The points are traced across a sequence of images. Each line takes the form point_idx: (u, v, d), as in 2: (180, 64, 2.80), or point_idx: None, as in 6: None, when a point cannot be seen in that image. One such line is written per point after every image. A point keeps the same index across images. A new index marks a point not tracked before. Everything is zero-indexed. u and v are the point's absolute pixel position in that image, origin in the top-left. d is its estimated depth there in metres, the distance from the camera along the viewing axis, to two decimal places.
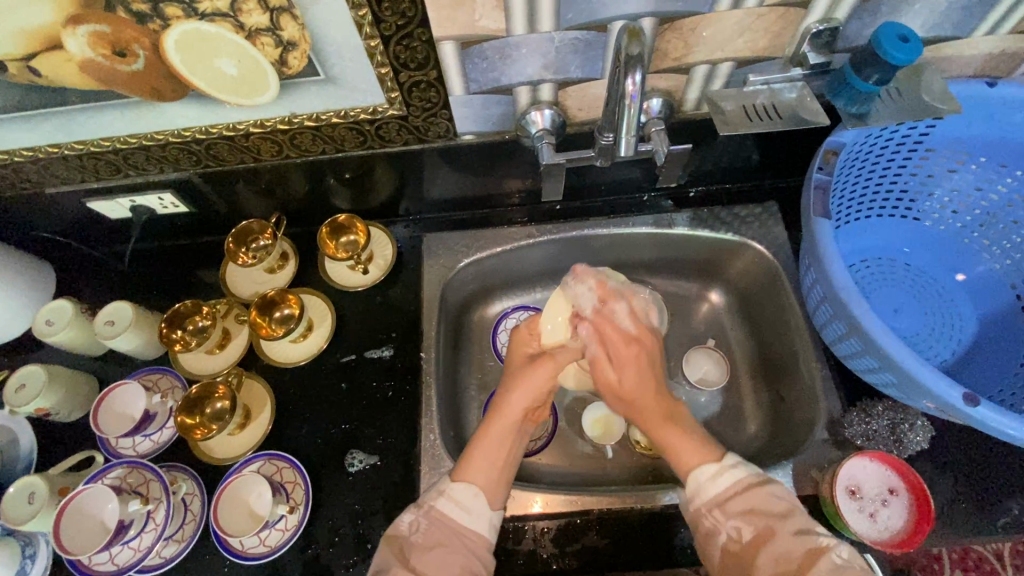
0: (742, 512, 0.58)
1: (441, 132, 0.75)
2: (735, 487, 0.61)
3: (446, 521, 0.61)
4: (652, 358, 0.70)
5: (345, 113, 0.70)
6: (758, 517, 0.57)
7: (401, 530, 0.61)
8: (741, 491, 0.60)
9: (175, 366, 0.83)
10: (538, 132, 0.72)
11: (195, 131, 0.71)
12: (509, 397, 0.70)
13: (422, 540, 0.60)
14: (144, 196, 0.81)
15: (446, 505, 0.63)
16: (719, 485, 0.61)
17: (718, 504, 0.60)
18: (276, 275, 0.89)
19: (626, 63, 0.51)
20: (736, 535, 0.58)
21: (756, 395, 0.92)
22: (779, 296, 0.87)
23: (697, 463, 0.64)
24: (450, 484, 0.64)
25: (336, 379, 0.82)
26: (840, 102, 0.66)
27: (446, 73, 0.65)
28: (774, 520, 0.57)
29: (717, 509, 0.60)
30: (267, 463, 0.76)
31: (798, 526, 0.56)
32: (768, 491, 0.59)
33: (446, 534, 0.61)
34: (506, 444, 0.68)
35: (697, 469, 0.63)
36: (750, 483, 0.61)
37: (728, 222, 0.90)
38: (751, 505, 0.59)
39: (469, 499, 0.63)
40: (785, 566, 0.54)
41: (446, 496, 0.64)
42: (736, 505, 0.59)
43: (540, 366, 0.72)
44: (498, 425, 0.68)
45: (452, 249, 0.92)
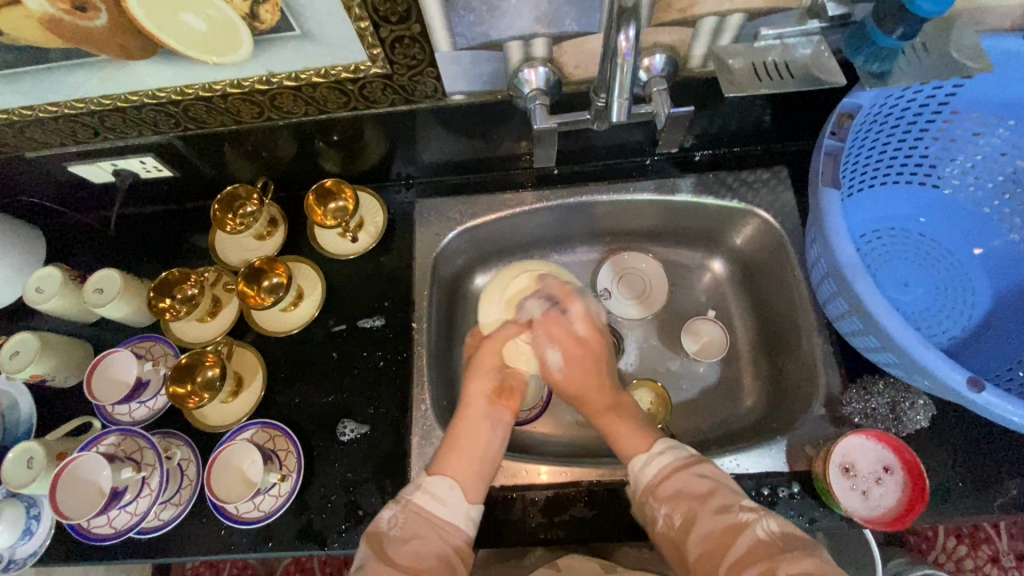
0: (671, 496, 0.61)
1: (429, 92, 0.71)
2: (667, 469, 0.63)
3: (424, 514, 0.62)
4: (597, 358, 0.73)
5: (325, 72, 0.66)
6: (683, 496, 0.60)
7: (381, 527, 0.61)
8: (671, 472, 0.62)
9: (166, 334, 0.82)
10: (531, 93, 0.67)
11: (170, 92, 0.68)
12: (469, 386, 0.71)
13: (399, 533, 0.60)
14: (125, 160, 0.79)
15: (423, 499, 0.63)
16: (654, 469, 0.63)
17: (655, 486, 0.63)
18: (265, 242, 0.87)
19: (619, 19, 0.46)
20: (669, 521, 0.60)
21: (755, 367, 0.90)
22: (784, 267, 0.84)
23: (636, 452, 0.67)
24: (427, 479, 0.64)
25: (327, 348, 0.81)
26: (860, 60, 0.60)
27: (430, 27, 0.61)
28: (697, 502, 0.59)
29: (653, 494, 0.62)
30: (260, 431, 0.76)
31: (721, 504, 0.59)
32: (694, 471, 0.62)
33: (423, 527, 0.61)
34: (475, 434, 0.68)
35: (635, 458, 0.66)
36: (677, 465, 0.63)
37: (734, 187, 0.85)
38: (681, 485, 0.61)
39: (443, 491, 0.63)
40: (711, 545, 0.56)
41: (423, 490, 0.64)
42: (666, 488, 0.62)
43: (485, 355, 0.72)
44: (465, 422, 0.69)
45: (445, 215, 0.89)
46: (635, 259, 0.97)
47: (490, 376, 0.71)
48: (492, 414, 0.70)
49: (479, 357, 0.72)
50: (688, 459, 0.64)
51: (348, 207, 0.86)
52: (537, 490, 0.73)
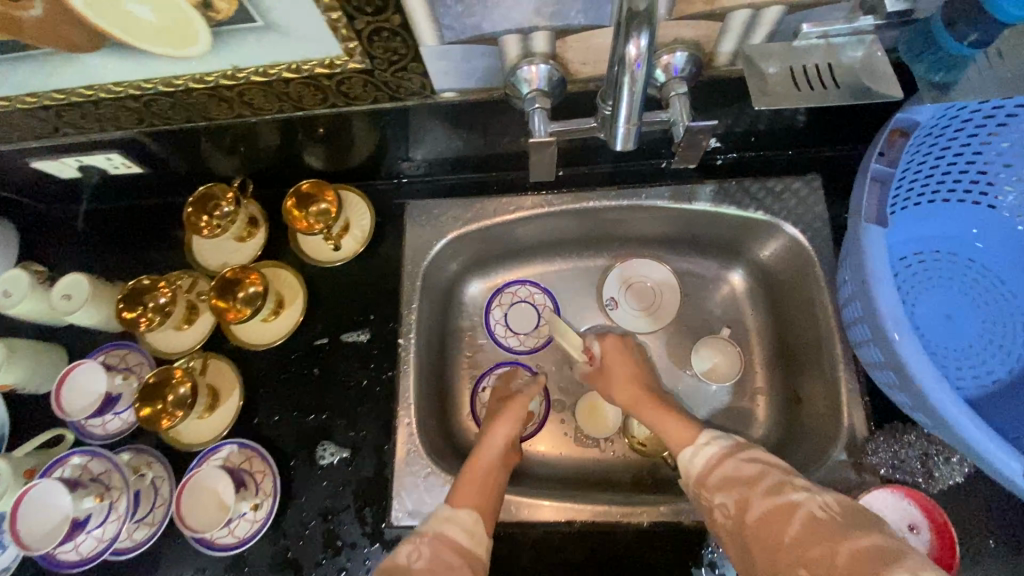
0: (722, 483, 0.61)
1: (416, 89, 0.62)
2: (715, 455, 0.64)
3: (451, 544, 0.61)
4: (637, 361, 0.82)
5: (296, 67, 0.58)
6: (769, 498, 0.56)
7: (400, 561, 0.59)
8: (726, 458, 0.63)
9: (141, 343, 0.77)
10: (531, 93, 0.58)
11: (127, 87, 0.61)
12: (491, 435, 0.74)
13: (427, 566, 0.59)
14: (91, 157, 0.73)
15: (451, 530, 0.62)
16: (702, 457, 0.64)
17: (707, 476, 0.62)
18: (245, 245, 0.81)
19: (627, 23, 0.38)
20: (726, 511, 0.59)
21: (769, 393, 0.83)
22: (809, 289, 0.76)
23: (685, 441, 0.68)
24: (452, 511, 0.64)
25: (307, 364, 0.76)
26: (922, 70, 0.52)
27: (412, 19, 0.52)
28: (749, 488, 0.58)
29: (704, 484, 0.62)
30: (236, 452, 0.72)
31: (770, 485, 0.58)
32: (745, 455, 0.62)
33: (455, 558, 0.60)
34: (492, 467, 0.70)
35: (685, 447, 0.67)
36: (727, 452, 0.64)
37: (759, 197, 0.76)
38: (733, 471, 0.61)
39: (472, 523, 0.63)
40: (769, 538, 0.54)
41: (450, 522, 0.63)
42: (718, 478, 0.61)
43: (509, 411, 0.78)
44: (484, 455, 0.71)
45: (438, 219, 0.82)
46: (646, 268, 0.90)
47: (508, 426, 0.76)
48: (503, 463, 0.71)
49: (500, 416, 0.77)
50: (735, 446, 0.64)
51: (328, 211, 0.78)
52: (527, 527, 0.69)
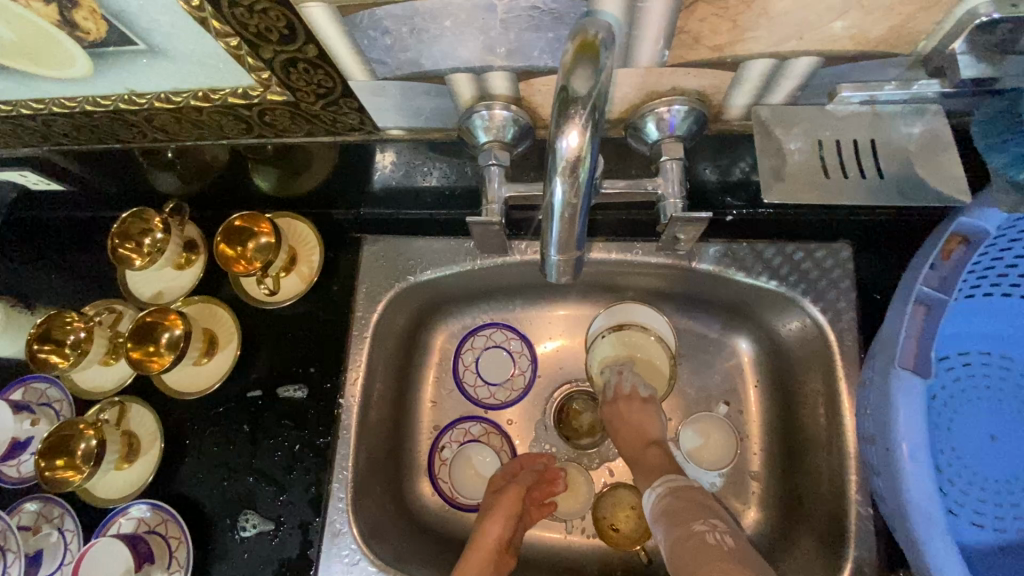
0: (662, 519, 0.64)
1: (356, 125, 0.52)
2: (660, 492, 0.67)
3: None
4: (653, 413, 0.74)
5: (205, 95, 0.48)
6: (681, 513, 0.63)
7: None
8: (673, 496, 0.65)
9: (61, 379, 0.70)
10: (488, 143, 0.48)
11: (16, 105, 0.51)
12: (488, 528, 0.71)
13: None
14: (3, 171, 0.64)
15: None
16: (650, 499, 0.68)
17: (656, 514, 0.65)
18: (184, 271, 0.72)
19: (564, 110, 0.32)
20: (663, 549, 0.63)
21: (767, 484, 0.72)
22: (827, 378, 0.63)
23: (650, 485, 0.69)
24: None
25: (237, 418, 0.67)
26: (1003, 162, 0.41)
27: (333, 50, 0.41)
28: (685, 522, 0.62)
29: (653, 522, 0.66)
30: (150, 513, 0.65)
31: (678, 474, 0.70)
32: (691, 496, 0.65)
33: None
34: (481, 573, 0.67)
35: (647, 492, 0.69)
36: (675, 492, 0.66)
37: (772, 264, 0.64)
38: (678, 508, 0.64)
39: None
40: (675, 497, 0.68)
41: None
42: (664, 513, 0.64)
43: (501, 504, 0.73)
44: (475, 557, 0.68)
45: (399, 260, 0.71)
46: (643, 317, 0.78)
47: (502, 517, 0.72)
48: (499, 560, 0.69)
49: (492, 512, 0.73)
50: (681, 486, 0.66)
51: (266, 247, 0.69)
52: None
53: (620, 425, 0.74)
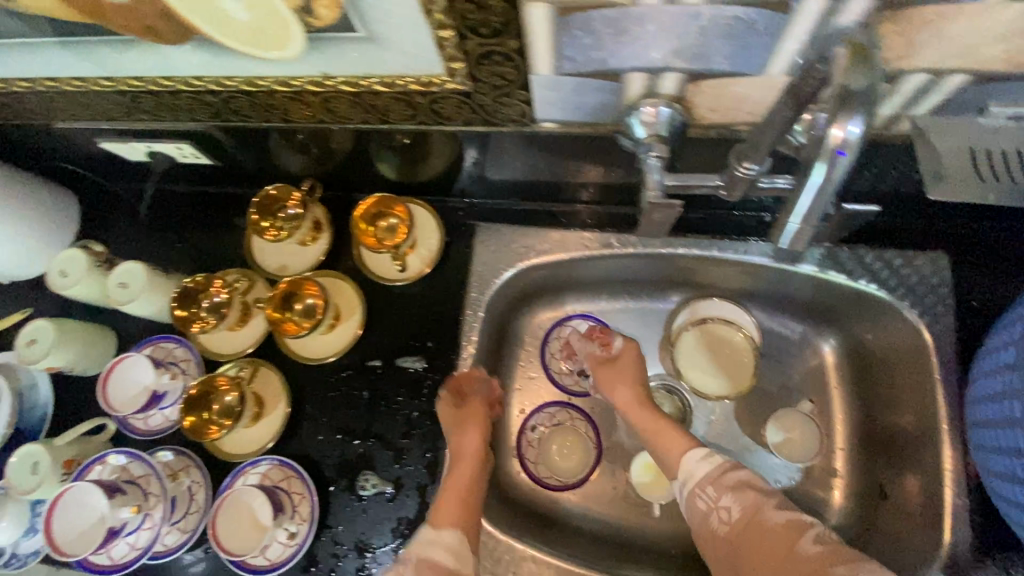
0: (731, 489, 0.61)
1: (515, 116, 0.56)
2: (719, 468, 0.64)
3: (432, 565, 0.59)
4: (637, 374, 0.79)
5: (391, 81, 0.53)
6: (745, 491, 0.61)
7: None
8: (729, 467, 0.64)
9: (192, 341, 0.75)
10: (646, 140, 0.52)
11: (208, 82, 0.56)
12: (457, 438, 0.68)
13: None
14: (161, 143, 0.69)
15: (430, 551, 0.60)
16: (703, 467, 0.65)
17: (713, 480, 0.63)
18: (307, 249, 0.77)
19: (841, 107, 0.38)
20: (726, 516, 0.60)
21: (848, 479, 0.76)
22: (917, 379, 0.67)
23: (686, 449, 0.68)
24: (435, 533, 0.61)
25: (357, 385, 0.72)
26: None
27: (532, 47, 0.46)
28: (762, 499, 0.60)
29: (711, 486, 0.63)
30: (274, 469, 0.69)
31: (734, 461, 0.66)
32: (742, 473, 0.63)
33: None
34: (475, 486, 0.66)
35: (686, 454, 0.68)
36: (726, 468, 0.64)
37: (872, 268, 0.68)
38: (740, 480, 0.62)
39: (457, 543, 0.61)
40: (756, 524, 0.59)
41: (433, 544, 0.60)
42: (728, 482, 0.62)
43: (470, 414, 0.70)
44: (459, 472, 0.66)
45: (509, 246, 0.76)
46: (725, 311, 0.82)
47: (479, 426, 0.70)
48: (476, 462, 0.68)
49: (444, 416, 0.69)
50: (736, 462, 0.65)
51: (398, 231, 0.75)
52: None
53: (630, 397, 0.77)
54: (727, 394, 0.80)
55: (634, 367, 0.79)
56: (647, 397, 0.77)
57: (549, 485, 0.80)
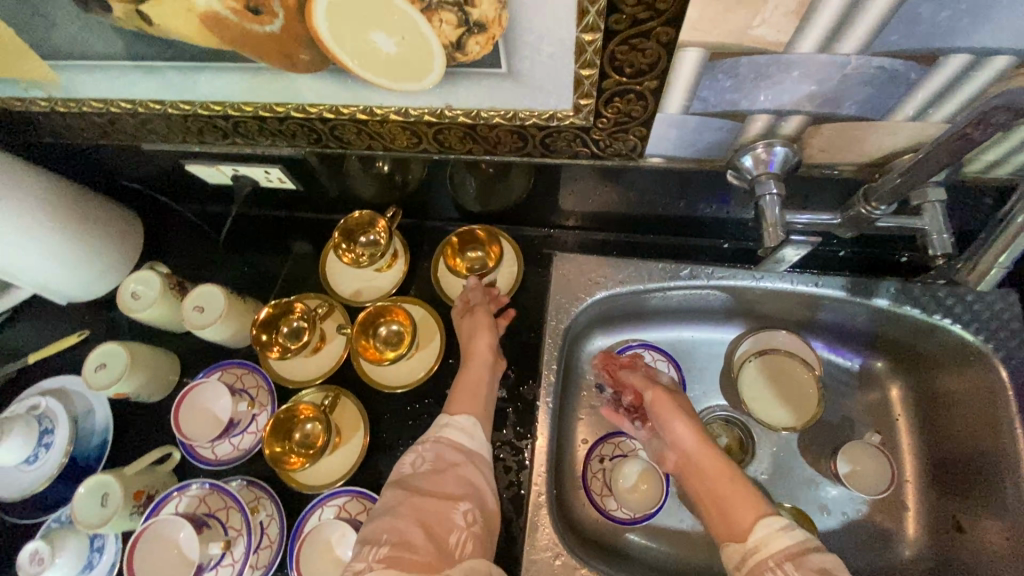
0: (815, 574, 0.51)
1: (624, 150, 0.57)
2: (800, 545, 0.53)
3: (453, 442, 0.60)
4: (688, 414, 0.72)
5: (513, 115, 0.54)
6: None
7: (405, 472, 0.57)
8: (810, 547, 0.53)
9: (264, 367, 0.72)
10: (759, 177, 0.54)
11: (323, 109, 0.57)
12: (473, 342, 0.69)
13: (433, 464, 0.57)
14: (248, 167, 0.69)
15: (452, 433, 0.60)
16: (782, 540, 0.54)
17: (791, 556, 0.53)
18: (383, 274, 0.76)
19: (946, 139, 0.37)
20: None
21: (921, 512, 0.76)
22: (990, 414, 0.69)
23: (758, 516, 0.58)
24: (452, 418, 0.62)
25: (437, 414, 0.71)
26: None
27: (669, 86, 0.48)
28: None
29: (789, 564, 0.52)
30: (354, 501, 0.66)
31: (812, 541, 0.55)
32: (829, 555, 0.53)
33: (456, 455, 0.59)
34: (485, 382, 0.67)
35: (760, 520, 0.57)
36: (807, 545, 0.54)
37: (946, 304, 0.70)
38: (823, 566, 0.51)
39: (473, 425, 0.62)
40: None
41: (450, 426, 0.61)
42: (810, 563, 0.52)
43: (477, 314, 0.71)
44: (471, 371, 0.67)
45: (586, 276, 0.77)
46: (789, 343, 0.84)
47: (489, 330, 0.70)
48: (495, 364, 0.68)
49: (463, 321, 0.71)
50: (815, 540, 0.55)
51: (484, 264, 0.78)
52: None
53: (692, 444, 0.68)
54: (793, 426, 0.79)
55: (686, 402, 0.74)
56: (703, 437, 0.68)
57: (618, 519, 0.78)
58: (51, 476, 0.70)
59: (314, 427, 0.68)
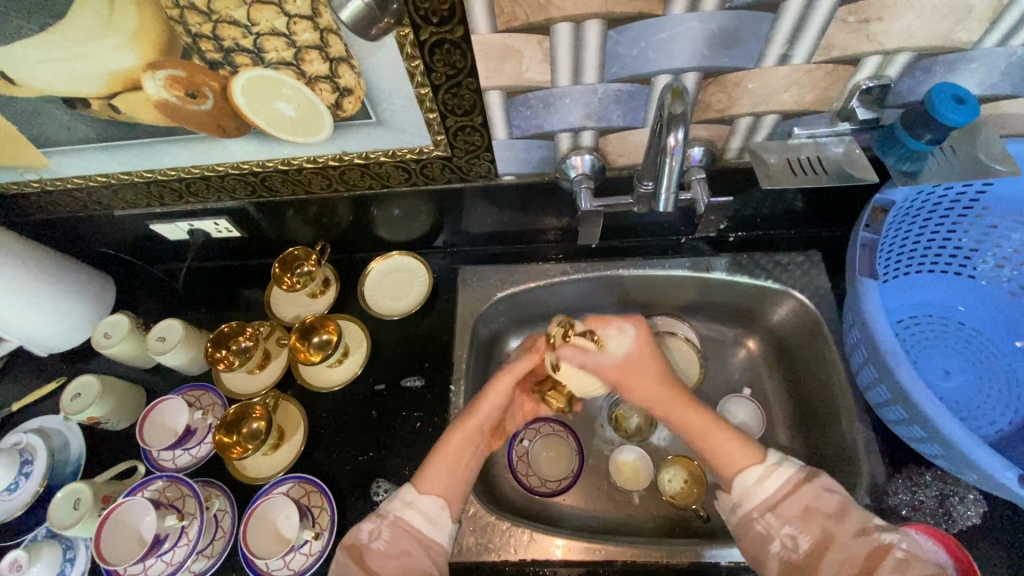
0: (797, 517, 0.61)
1: (483, 172, 0.76)
2: (784, 488, 0.63)
3: (410, 530, 0.65)
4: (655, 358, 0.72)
5: (392, 153, 0.73)
6: (808, 520, 0.61)
7: (361, 538, 0.64)
8: (791, 492, 0.63)
9: (217, 384, 0.87)
10: (578, 176, 0.72)
11: (252, 164, 0.75)
12: (483, 405, 0.73)
13: (386, 548, 0.63)
14: (201, 221, 0.87)
15: (411, 515, 0.65)
16: (768, 489, 0.63)
17: (770, 506, 0.62)
18: (317, 300, 0.93)
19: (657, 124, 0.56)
20: (793, 545, 0.60)
21: (792, 450, 0.87)
22: (819, 348, 0.84)
23: (744, 465, 0.66)
24: (418, 496, 0.67)
25: (366, 406, 0.84)
26: (891, 160, 0.66)
27: (491, 118, 0.67)
28: (829, 523, 0.60)
29: (770, 513, 0.62)
30: (296, 486, 0.77)
31: (822, 484, 0.63)
32: (815, 489, 0.62)
33: (412, 544, 0.64)
34: (466, 452, 0.70)
35: (744, 471, 0.65)
36: (796, 483, 0.63)
37: (768, 269, 0.88)
38: (806, 506, 0.61)
39: (434, 510, 0.67)
40: (849, 570, 0.57)
41: (412, 507, 0.66)
42: (788, 510, 0.62)
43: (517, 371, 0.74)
44: (456, 441, 0.70)
45: (485, 282, 0.92)
46: (669, 325, 0.96)
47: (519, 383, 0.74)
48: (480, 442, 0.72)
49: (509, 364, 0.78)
50: (808, 473, 0.64)
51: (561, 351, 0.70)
52: (568, 566, 0.74)
53: (663, 396, 0.69)
54: None
55: (654, 360, 0.69)
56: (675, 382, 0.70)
57: (540, 492, 0.86)
58: (27, 503, 0.78)
59: (259, 425, 0.81)
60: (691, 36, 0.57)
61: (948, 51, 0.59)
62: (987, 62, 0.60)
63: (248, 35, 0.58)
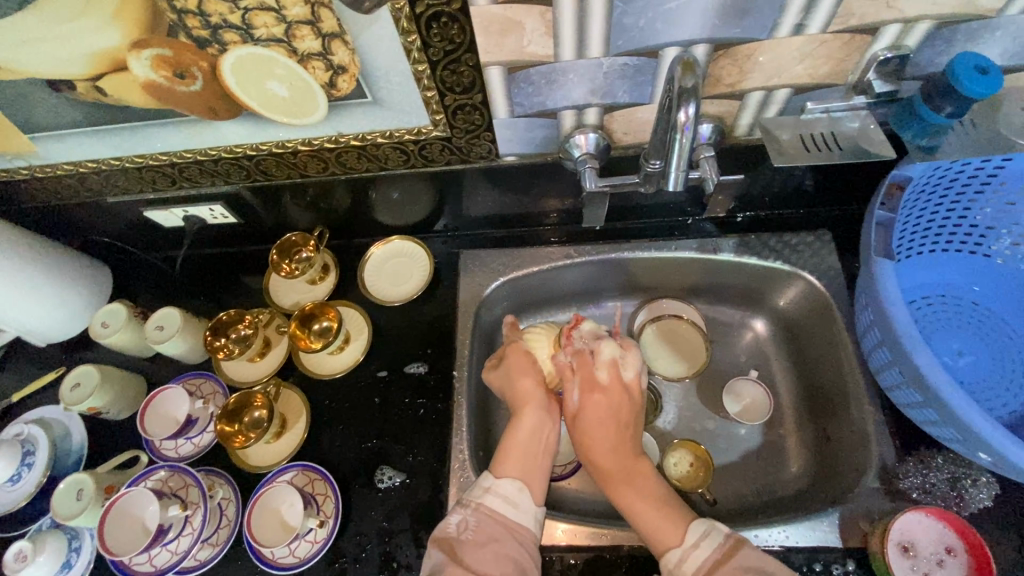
0: None
1: (483, 153, 0.73)
2: (708, 561, 0.61)
3: (494, 516, 0.65)
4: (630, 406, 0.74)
5: (390, 133, 0.70)
6: None
7: (449, 532, 0.64)
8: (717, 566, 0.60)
9: (218, 373, 0.86)
10: (582, 156, 0.70)
11: (246, 148, 0.73)
12: (522, 382, 0.75)
13: (475, 536, 0.63)
14: (196, 207, 0.85)
15: (493, 501, 0.66)
16: (694, 563, 0.61)
17: None
18: (317, 286, 0.91)
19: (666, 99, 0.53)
20: None
21: (799, 432, 0.86)
22: (829, 329, 0.82)
23: (672, 540, 0.63)
24: (495, 481, 0.68)
25: (369, 393, 0.83)
26: (908, 135, 0.64)
27: (491, 96, 0.64)
28: None
29: None
30: (300, 474, 0.76)
31: (748, 561, 0.59)
32: (741, 562, 0.59)
33: (499, 530, 0.64)
34: (534, 435, 0.72)
35: (671, 548, 0.63)
36: (721, 555, 0.60)
37: (777, 249, 0.86)
38: None
39: (514, 493, 0.68)
40: None
41: (492, 492, 0.68)
42: None
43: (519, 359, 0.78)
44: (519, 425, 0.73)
45: (488, 266, 0.90)
46: (675, 308, 0.95)
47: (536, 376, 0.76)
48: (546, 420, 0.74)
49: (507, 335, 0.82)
50: (732, 546, 0.61)
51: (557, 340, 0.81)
52: (573, 551, 0.73)
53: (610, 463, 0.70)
54: (686, 375, 0.88)
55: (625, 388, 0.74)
56: (626, 454, 0.71)
57: None
58: (32, 492, 0.78)
59: (261, 413, 0.80)
60: (702, 4, 0.54)
61: (970, 18, 0.56)
62: (1014, 28, 0.57)
63: (236, 10, 0.56)
